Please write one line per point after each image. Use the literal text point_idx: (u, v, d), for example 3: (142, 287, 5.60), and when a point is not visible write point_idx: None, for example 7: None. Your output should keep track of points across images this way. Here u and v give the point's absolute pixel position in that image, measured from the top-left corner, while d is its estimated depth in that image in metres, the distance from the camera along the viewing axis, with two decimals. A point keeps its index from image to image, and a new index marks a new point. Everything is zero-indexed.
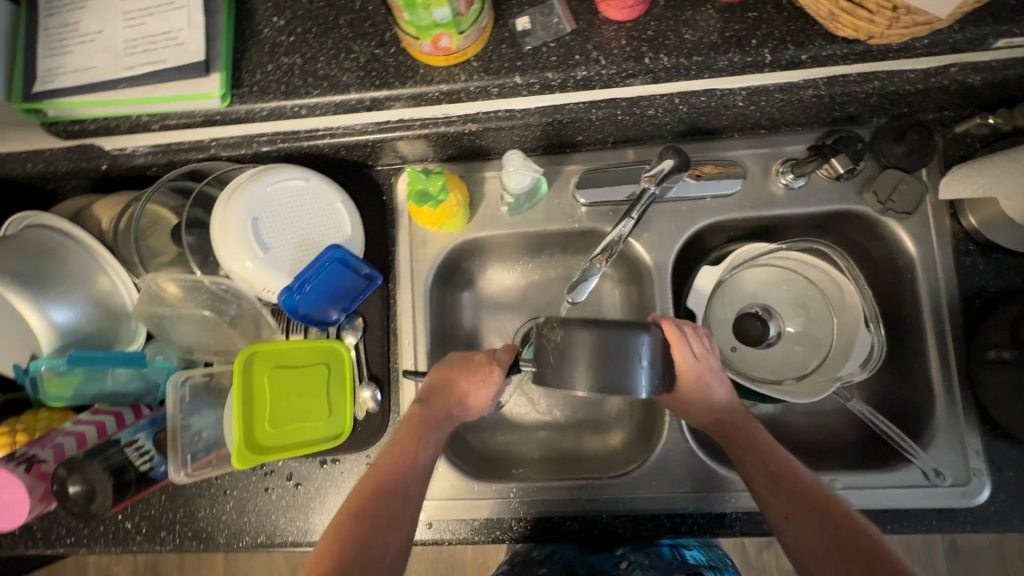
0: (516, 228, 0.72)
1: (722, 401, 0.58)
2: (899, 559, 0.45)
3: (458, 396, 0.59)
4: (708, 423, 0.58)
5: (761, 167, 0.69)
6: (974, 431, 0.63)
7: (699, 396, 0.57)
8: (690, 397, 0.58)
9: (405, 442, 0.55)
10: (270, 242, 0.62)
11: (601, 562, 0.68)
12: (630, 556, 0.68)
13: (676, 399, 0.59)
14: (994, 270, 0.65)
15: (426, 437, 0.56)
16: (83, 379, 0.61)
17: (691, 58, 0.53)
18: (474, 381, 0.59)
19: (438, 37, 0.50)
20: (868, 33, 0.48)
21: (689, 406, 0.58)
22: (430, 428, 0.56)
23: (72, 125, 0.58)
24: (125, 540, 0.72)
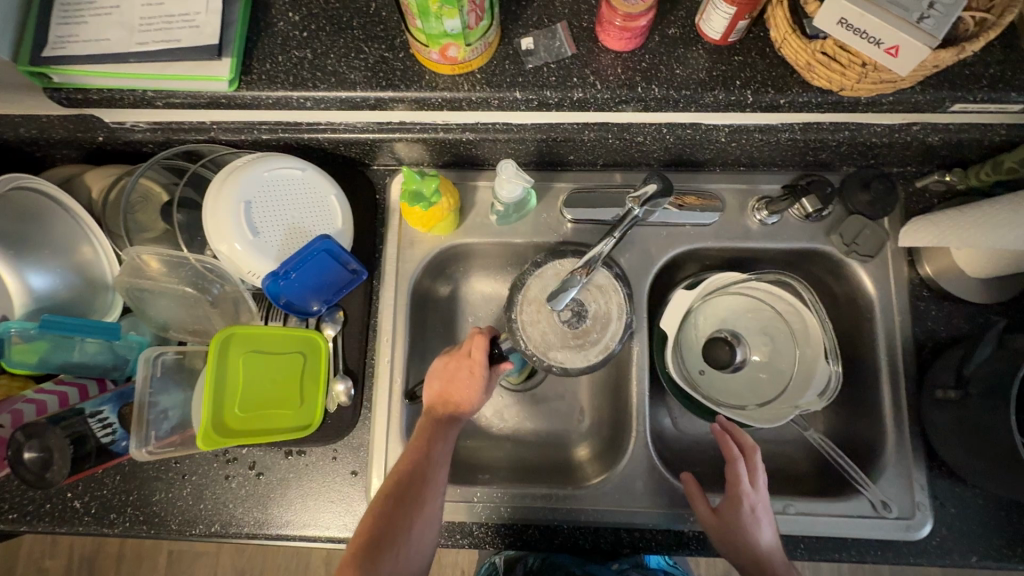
0: (503, 237, 0.74)
1: (766, 546, 0.59)
2: None
3: (456, 403, 0.63)
4: (747, 561, 0.58)
5: (738, 202, 0.73)
6: (920, 467, 0.67)
7: (746, 533, 0.59)
8: (737, 527, 0.59)
9: (414, 443, 0.61)
10: (261, 226, 0.62)
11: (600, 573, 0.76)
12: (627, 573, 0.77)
13: (721, 524, 0.60)
14: (945, 316, 0.70)
15: (433, 437, 0.61)
16: (50, 346, 0.60)
17: (680, 91, 0.57)
18: (467, 384, 0.63)
19: (446, 47, 0.53)
20: (840, 85, 0.53)
21: (733, 537, 0.59)
22: (442, 430, 0.62)
23: (75, 93, 0.59)
24: (71, 520, 0.69)
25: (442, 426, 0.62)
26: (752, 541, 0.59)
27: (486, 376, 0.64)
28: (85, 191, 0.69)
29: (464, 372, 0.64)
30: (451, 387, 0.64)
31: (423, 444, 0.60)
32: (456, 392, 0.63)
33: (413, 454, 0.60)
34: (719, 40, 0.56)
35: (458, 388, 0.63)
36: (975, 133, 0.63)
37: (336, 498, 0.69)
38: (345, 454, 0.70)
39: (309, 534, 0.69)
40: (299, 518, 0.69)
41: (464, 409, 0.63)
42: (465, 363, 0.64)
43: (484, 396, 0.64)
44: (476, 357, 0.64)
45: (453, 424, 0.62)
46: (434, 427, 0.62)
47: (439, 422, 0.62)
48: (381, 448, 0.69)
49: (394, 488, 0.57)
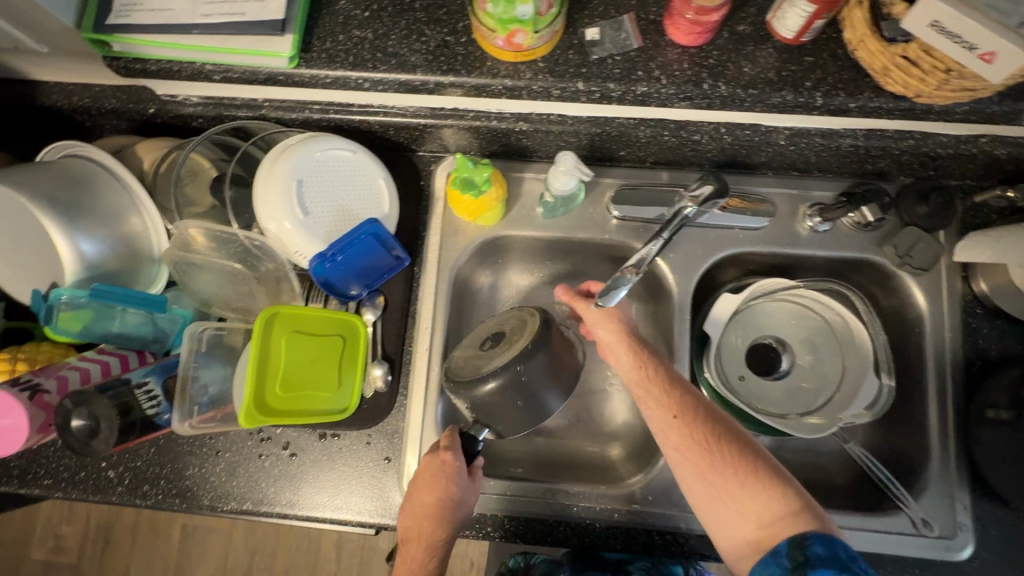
0: (547, 230, 0.73)
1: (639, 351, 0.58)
2: (798, 490, 0.51)
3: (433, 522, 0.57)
4: (630, 376, 0.58)
5: (789, 207, 0.72)
6: (963, 487, 0.65)
7: (619, 344, 0.60)
8: (613, 341, 0.60)
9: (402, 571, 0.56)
10: (311, 206, 0.62)
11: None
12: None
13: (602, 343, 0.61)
14: (997, 335, 0.69)
15: (420, 563, 0.56)
16: (94, 315, 0.60)
17: (747, 90, 0.56)
18: (443, 499, 0.57)
19: (513, 33, 0.52)
20: (917, 90, 0.51)
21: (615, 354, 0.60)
22: (426, 549, 0.56)
23: (134, 63, 0.59)
24: (105, 489, 0.70)
25: (424, 546, 0.56)
26: (627, 353, 0.59)
27: (461, 483, 0.58)
28: (134, 162, 0.69)
29: (436, 485, 0.57)
30: (423, 501, 0.57)
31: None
32: (430, 507, 0.57)
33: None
34: (792, 39, 0.55)
35: (433, 503, 0.57)
36: None
37: (368, 483, 0.69)
38: (379, 440, 0.70)
39: (339, 518, 0.69)
40: (330, 501, 0.69)
41: (445, 528, 0.57)
42: (438, 477, 0.57)
43: (463, 503, 0.58)
44: (445, 461, 0.58)
45: (433, 545, 0.57)
46: (420, 553, 0.56)
47: (419, 549, 0.57)
48: (415, 436, 0.68)
49: None
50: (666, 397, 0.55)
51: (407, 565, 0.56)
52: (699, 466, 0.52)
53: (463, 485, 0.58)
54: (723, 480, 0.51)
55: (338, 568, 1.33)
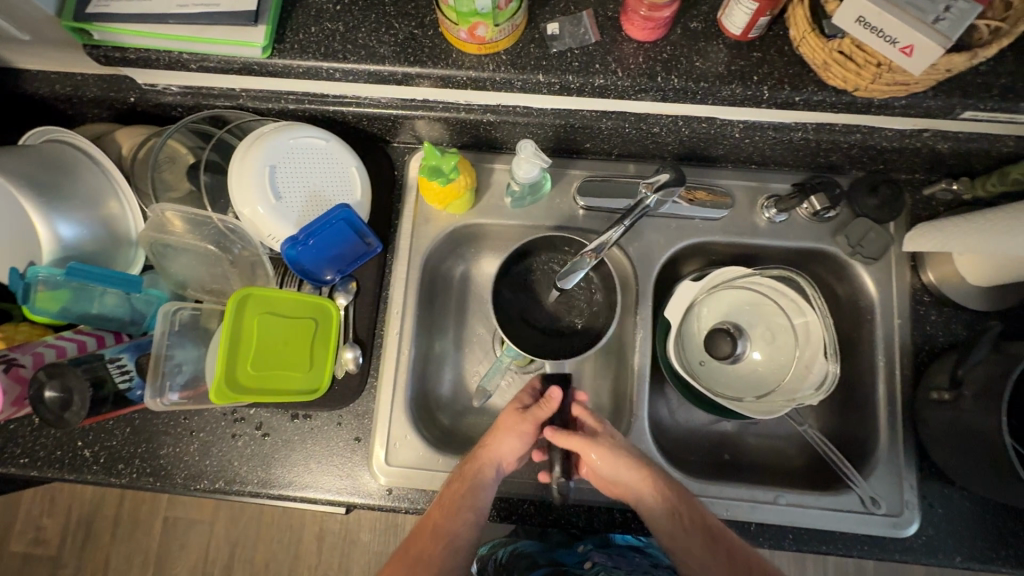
0: (516, 219, 0.75)
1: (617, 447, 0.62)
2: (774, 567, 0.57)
3: (494, 449, 0.63)
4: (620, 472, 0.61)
5: (748, 199, 0.75)
6: (910, 467, 0.68)
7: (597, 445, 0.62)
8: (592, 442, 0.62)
9: (454, 484, 0.62)
10: (283, 191, 0.64)
11: (565, 557, 0.77)
12: (594, 556, 0.76)
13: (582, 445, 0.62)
14: (944, 322, 0.72)
15: (468, 482, 0.61)
16: (72, 296, 0.61)
17: (699, 83, 0.59)
18: (512, 427, 0.64)
19: (474, 26, 0.55)
20: (855, 84, 0.54)
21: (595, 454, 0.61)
22: (479, 469, 0.62)
23: (113, 51, 0.61)
24: (80, 468, 0.71)
25: (476, 466, 0.62)
26: (607, 449, 0.61)
27: (533, 418, 0.64)
28: (115, 148, 0.71)
29: (509, 416, 0.65)
30: (495, 429, 0.64)
31: (462, 474, 0.62)
32: (497, 435, 0.64)
33: (453, 489, 0.61)
34: (740, 36, 0.58)
35: (504, 427, 0.64)
36: (984, 143, 0.64)
37: (338, 462, 0.71)
38: (349, 421, 0.72)
39: (310, 496, 0.70)
40: (302, 479, 0.71)
41: (501, 449, 0.63)
42: (513, 409, 0.65)
43: (525, 436, 0.63)
44: (524, 397, 0.67)
45: (486, 472, 0.62)
46: (473, 462, 0.63)
47: (475, 460, 0.63)
48: (385, 416, 0.71)
49: (433, 528, 0.59)
50: (669, 499, 0.60)
51: (462, 466, 0.63)
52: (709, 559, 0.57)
53: (533, 420, 0.64)
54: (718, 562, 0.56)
55: (319, 560, 1.34)
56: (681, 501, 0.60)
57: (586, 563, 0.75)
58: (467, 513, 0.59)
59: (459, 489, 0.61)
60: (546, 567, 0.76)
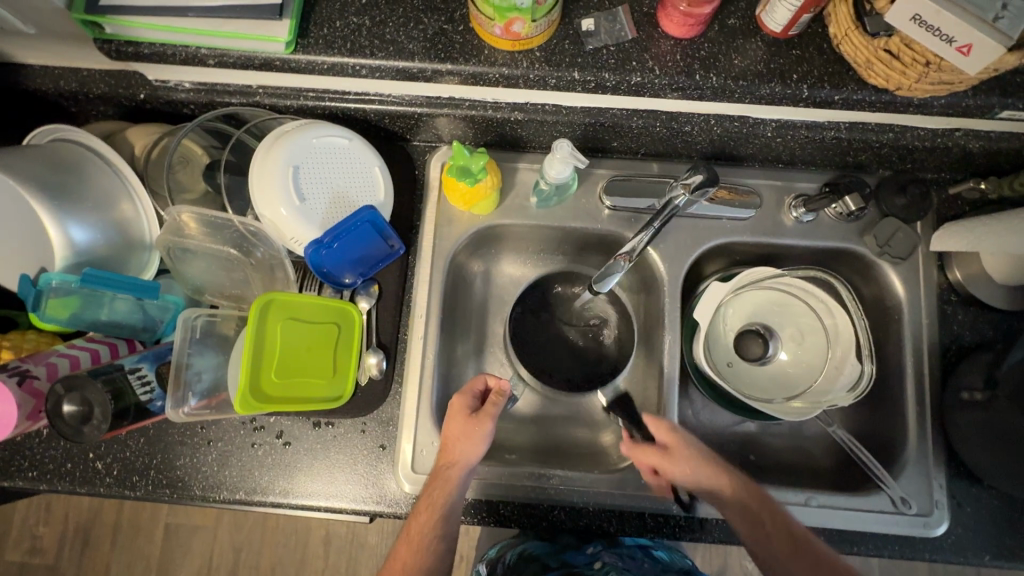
0: (540, 220, 0.74)
1: (701, 456, 0.62)
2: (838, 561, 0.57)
3: (455, 457, 0.61)
4: (704, 480, 0.61)
5: (775, 198, 0.74)
6: (939, 466, 0.68)
7: (684, 457, 0.62)
8: (676, 449, 0.62)
9: (424, 503, 0.60)
10: (307, 192, 0.62)
11: (574, 559, 0.73)
12: (603, 556, 0.73)
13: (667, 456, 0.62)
14: (970, 321, 0.72)
15: (436, 497, 0.59)
16: (82, 303, 0.59)
17: (737, 82, 0.57)
18: (461, 437, 0.61)
19: (511, 21, 0.53)
20: (898, 84, 0.54)
21: (682, 463, 0.61)
22: (446, 480, 0.60)
23: (126, 46, 0.58)
24: (92, 481, 0.69)
25: (443, 479, 0.60)
26: (690, 457, 0.62)
27: (476, 422, 0.61)
28: (125, 147, 0.68)
29: (454, 425, 0.62)
30: (449, 438, 0.62)
31: (428, 501, 0.60)
32: (454, 445, 0.61)
33: (421, 521, 0.59)
34: (780, 32, 0.57)
35: (453, 438, 0.62)
36: (1016, 142, 0.64)
37: (362, 471, 0.69)
38: (373, 428, 0.70)
39: (334, 506, 0.68)
40: (325, 489, 0.69)
41: (460, 463, 0.60)
42: (455, 416, 0.62)
43: (476, 443, 0.61)
44: (465, 395, 0.64)
45: (453, 482, 0.60)
46: (436, 486, 0.60)
47: (439, 482, 0.60)
48: (411, 422, 0.69)
49: (410, 555, 0.57)
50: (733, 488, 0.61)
51: (427, 491, 0.60)
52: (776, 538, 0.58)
53: (477, 425, 0.61)
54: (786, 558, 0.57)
55: (326, 564, 1.32)
56: (754, 494, 0.61)
57: (596, 563, 0.72)
58: (433, 542, 0.57)
59: (427, 519, 0.58)
60: (558, 571, 0.71)
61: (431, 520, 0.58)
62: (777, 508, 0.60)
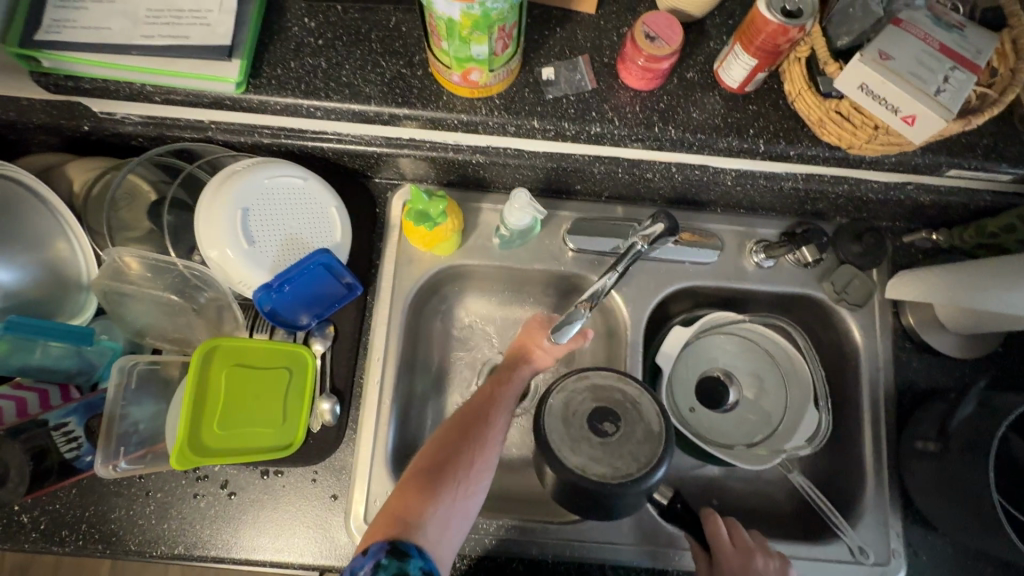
0: (503, 261, 0.72)
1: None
2: None
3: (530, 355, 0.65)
4: None
5: (737, 243, 0.74)
6: (895, 514, 0.69)
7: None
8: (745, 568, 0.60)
9: (484, 389, 0.61)
10: (257, 235, 0.59)
11: None
12: None
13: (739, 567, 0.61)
14: (925, 368, 0.73)
15: (502, 378, 0.62)
16: (10, 348, 0.55)
17: (696, 135, 0.58)
18: (543, 342, 0.66)
19: (469, 71, 0.52)
20: (850, 143, 0.54)
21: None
22: (515, 370, 0.63)
23: (66, 80, 0.55)
24: (16, 536, 0.64)
25: (511, 370, 0.63)
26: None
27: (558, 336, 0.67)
28: (65, 181, 0.65)
29: (532, 333, 0.67)
30: (528, 340, 0.66)
31: (493, 381, 0.62)
32: (534, 344, 0.66)
33: (488, 390, 0.61)
34: (736, 88, 0.57)
35: (529, 345, 0.66)
36: (963, 197, 0.66)
37: (312, 523, 0.66)
38: (325, 477, 0.67)
39: (280, 561, 0.65)
40: (271, 542, 0.65)
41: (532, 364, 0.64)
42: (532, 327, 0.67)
43: (554, 354, 0.66)
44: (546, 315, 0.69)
45: (521, 377, 0.63)
46: (494, 392, 0.60)
47: (506, 371, 0.63)
48: (364, 472, 0.66)
49: (469, 414, 0.57)
50: None
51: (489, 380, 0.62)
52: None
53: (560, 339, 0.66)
54: None
55: None
56: None
57: None
58: (499, 407, 0.59)
59: (492, 390, 0.60)
60: None
61: (493, 400, 0.59)
62: None
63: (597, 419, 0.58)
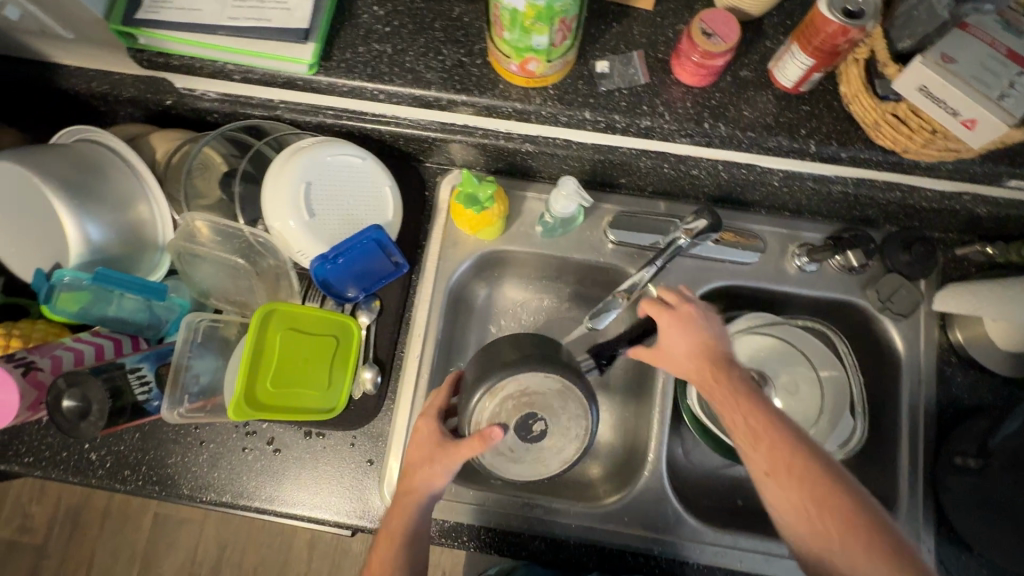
0: (544, 249, 0.74)
1: (700, 342, 0.58)
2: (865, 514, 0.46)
3: (419, 479, 0.56)
4: (693, 368, 0.57)
5: (779, 245, 0.74)
6: (928, 529, 0.67)
7: (685, 335, 0.59)
8: (676, 326, 0.59)
9: (390, 519, 0.57)
10: (318, 208, 0.64)
11: None
12: None
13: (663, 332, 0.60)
14: (970, 384, 0.71)
15: (403, 512, 0.57)
16: (92, 299, 0.61)
17: (745, 133, 0.58)
18: (425, 462, 0.56)
19: (527, 61, 0.55)
20: (904, 147, 0.54)
21: (673, 338, 0.59)
22: (410, 503, 0.56)
23: (159, 57, 0.61)
24: (85, 471, 0.70)
25: (406, 500, 0.57)
26: (689, 337, 0.58)
27: (441, 449, 0.55)
28: (148, 151, 0.71)
29: (421, 448, 0.57)
30: (413, 461, 0.57)
31: (396, 507, 0.57)
32: (418, 471, 0.56)
33: (392, 526, 0.57)
34: (790, 88, 0.58)
35: (412, 467, 0.57)
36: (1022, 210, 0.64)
37: (349, 484, 0.70)
38: (363, 442, 0.71)
39: (317, 516, 0.69)
40: (310, 499, 0.69)
41: (421, 489, 0.56)
42: (422, 440, 0.57)
43: (441, 473, 0.55)
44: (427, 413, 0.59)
45: (415, 510, 0.56)
46: (395, 531, 0.56)
47: (399, 507, 0.57)
48: (400, 440, 0.69)
49: (385, 558, 0.56)
50: (723, 381, 0.55)
51: (386, 519, 0.57)
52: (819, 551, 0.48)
53: (441, 452, 0.55)
54: (798, 497, 0.48)
55: (308, 568, 1.31)
56: (777, 435, 0.50)
57: None
58: (405, 545, 0.56)
59: (396, 527, 0.56)
60: None
61: (393, 543, 0.56)
62: (795, 440, 0.50)
63: (524, 425, 0.54)
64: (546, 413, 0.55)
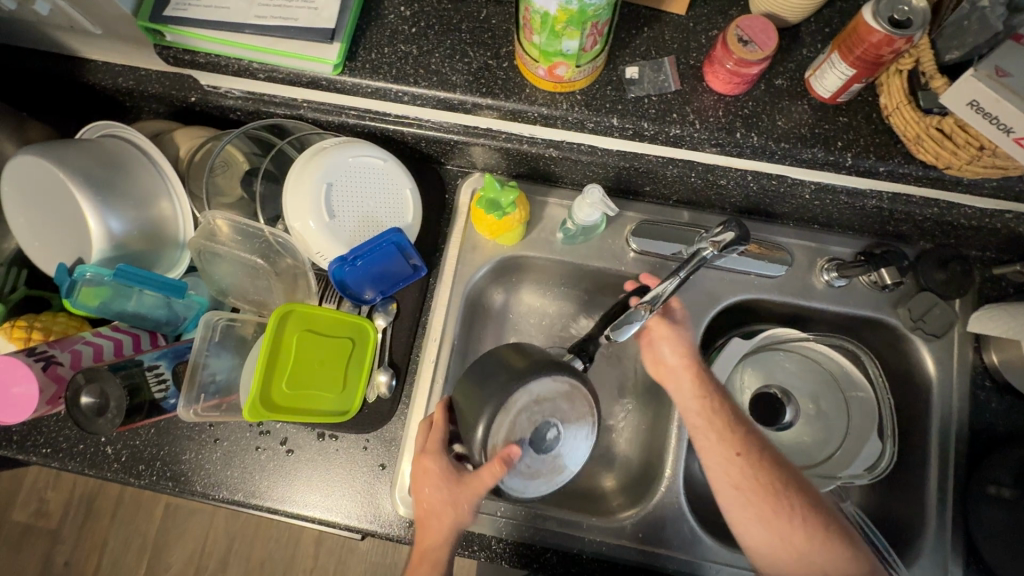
0: (564, 256, 0.73)
1: (689, 353, 0.64)
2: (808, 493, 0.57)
3: (440, 524, 0.55)
4: (676, 366, 0.64)
5: (807, 259, 0.71)
6: (956, 560, 0.65)
7: (672, 342, 0.65)
8: (665, 335, 0.66)
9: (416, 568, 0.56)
10: (337, 210, 0.63)
11: None
12: None
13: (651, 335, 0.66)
14: (1004, 410, 0.68)
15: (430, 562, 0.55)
16: (112, 294, 0.61)
17: (779, 143, 0.56)
18: (444, 505, 0.54)
19: (556, 65, 0.53)
20: (948, 162, 0.52)
21: (662, 347, 0.65)
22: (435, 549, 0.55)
23: (184, 54, 0.60)
24: (100, 464, 0.70)
25: (433, 546, 0.56)
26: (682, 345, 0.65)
27: (459, 487, 0.53)
28: (171, 147, 0.71)
29: (433, 491, 0.55)
30: (427, 504, 0.55)
31: (420, 553, 0.56)
32: (437, 515, 0.54)
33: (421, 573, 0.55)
34: (827, 98, 0.56)
35: (430, 513, 0.55)
36: None
37: (360, 488, 0.69)
38: (376, 446, 0.70)
39: (328, 519, 0.69)
40: (322, 501, 0.69)
41: (443, 533, 0.55)
42: (434, 486, 0.55)
43: (463, 510, 0.54)
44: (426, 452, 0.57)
45: (440, 555, 0.55)
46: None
47: (424, 562, 0.55)
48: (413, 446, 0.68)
49: None
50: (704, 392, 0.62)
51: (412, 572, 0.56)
52: (778, 535, 0.55)
53: (460, 491, 0.53)
54: (768, 505, 0.56)
55: (315, 564, 1.31)
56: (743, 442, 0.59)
57: None
58: None
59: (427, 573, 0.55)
60: None
61: None
62: (749, 436, 0.60)
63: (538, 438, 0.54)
64: (558, 419, 0.55)
